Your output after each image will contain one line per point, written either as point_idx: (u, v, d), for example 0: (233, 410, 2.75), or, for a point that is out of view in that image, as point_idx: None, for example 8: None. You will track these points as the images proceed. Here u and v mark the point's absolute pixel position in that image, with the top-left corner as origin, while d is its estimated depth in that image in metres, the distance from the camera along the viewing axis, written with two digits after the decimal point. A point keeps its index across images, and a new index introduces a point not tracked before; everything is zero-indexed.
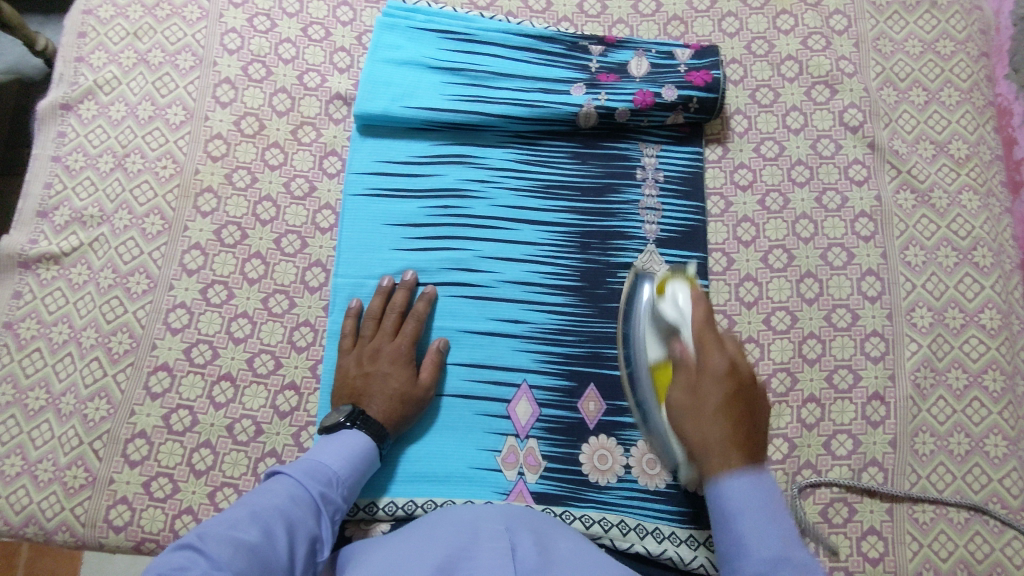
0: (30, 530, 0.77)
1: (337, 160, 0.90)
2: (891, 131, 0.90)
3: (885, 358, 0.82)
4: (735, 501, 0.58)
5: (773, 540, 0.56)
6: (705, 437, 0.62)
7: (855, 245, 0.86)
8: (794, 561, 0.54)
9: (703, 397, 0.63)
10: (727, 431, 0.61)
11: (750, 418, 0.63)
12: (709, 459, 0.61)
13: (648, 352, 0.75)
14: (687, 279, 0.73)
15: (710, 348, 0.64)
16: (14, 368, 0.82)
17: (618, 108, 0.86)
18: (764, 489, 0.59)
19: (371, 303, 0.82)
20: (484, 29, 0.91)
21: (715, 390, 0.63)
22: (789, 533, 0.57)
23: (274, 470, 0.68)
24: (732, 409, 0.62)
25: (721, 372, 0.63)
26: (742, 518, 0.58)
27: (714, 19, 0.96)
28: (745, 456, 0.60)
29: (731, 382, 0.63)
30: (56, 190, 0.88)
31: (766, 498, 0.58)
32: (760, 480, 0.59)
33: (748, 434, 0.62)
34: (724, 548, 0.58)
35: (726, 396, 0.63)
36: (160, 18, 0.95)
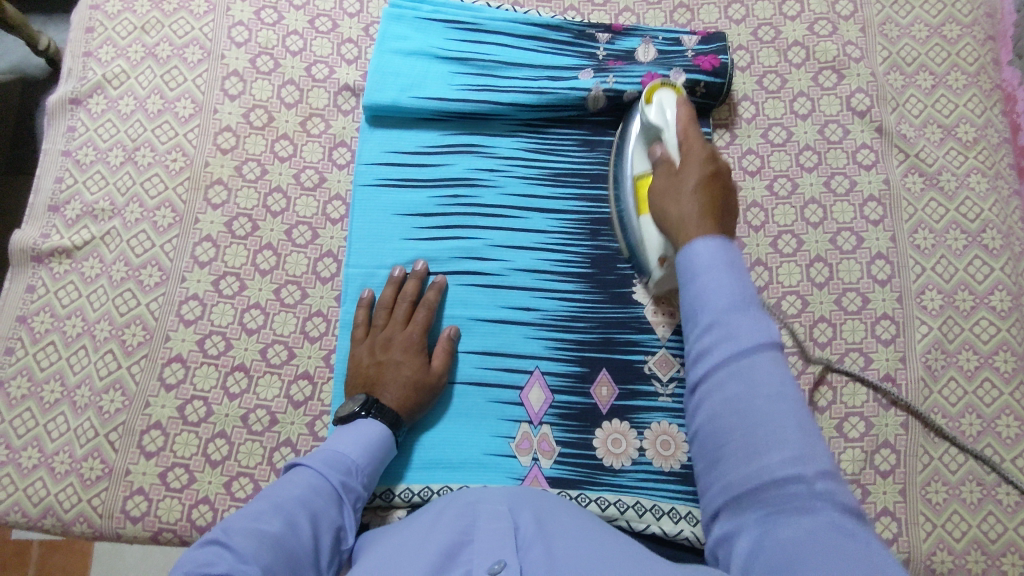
0: (48, 521, 0.77)
1: (346, 151, 0.91)
2: (899, 116, 0.90)
3: (896, 341, 0.82)
4: (704, 258, 0.64)
5: (733, 293, 0.61)
6: (681, 212, 0.70)
7: (865, 229, 0.86)
8: (748, 313, 0.60)
9: (685, 175, 0.73)
10: (704, 203, 0.70)
11: (726, 200, 0.71)
12: (681, 226, 0.69)
13: (633, 164, 0.81)
14: (675, 92, 0.82)
15: (694, 142, 0.75)
16: (29, 362, 0.82)
17: (628, 90, 0.86)
18: (727, 250, 0.64)
19: (383, 293, 0.83)
20: (491, 18, 0.91)
21: (694, 174, 0.73)
22: (748, 289, 0.62)
23: (292, 461, 0.68)
24: (707, 189, 0.71)
25: (702, 157, 0.74)
26: (703, 274, 0.63)
27: (720, 6, 0.96)
28: (717, 224, 0.68)
29: (706, 158, 0.74)
30: (67, 184, 0.88)
31: (731, 259, 0.63)
32: (725, 244, 0.64)
33: (718, 205, 0.70)
34: (686, 301, 0.64)
35: (704, 177, 0.72)
36: (167, 12, 0.95)
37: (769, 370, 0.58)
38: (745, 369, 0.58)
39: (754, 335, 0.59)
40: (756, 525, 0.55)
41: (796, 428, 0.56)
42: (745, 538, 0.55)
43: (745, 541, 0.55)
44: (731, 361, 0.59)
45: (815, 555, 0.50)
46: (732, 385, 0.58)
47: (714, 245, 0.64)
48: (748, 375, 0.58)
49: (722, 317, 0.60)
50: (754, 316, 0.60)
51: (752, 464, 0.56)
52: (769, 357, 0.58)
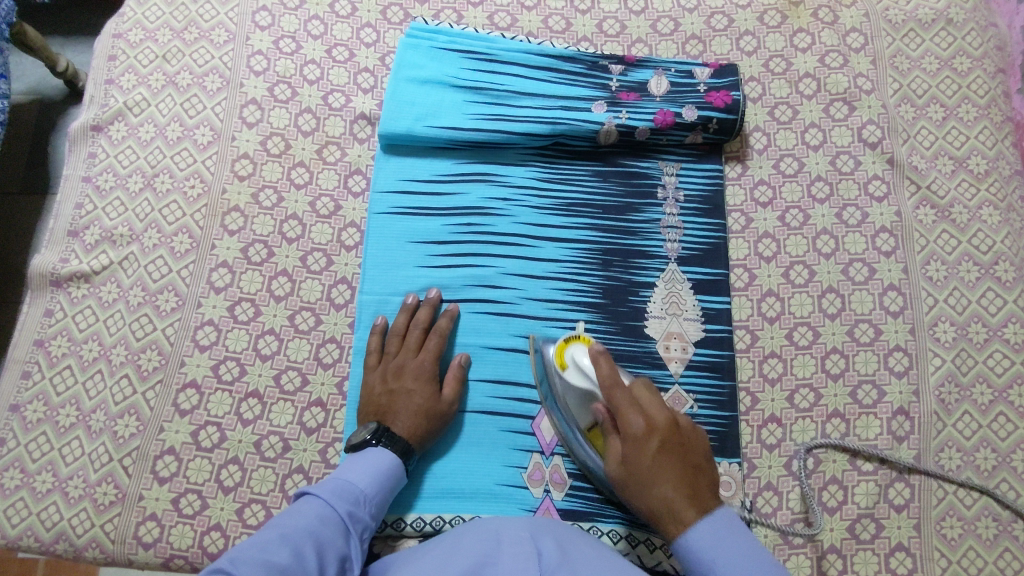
0: (60, 546, 0.78)
1: (362, 179, 0.92)
2: (910, 147, 0.91)
3: (909, 373, 0.82)
4: (700, 545, 0.63)
5: (751, 563, 0.61)
6: (661, 501, 0.66)
7: (876, 260, 0.87)
8: None
9: (639, 462, 0.67)
10: (675, 494, 0.65)
11: (694, 469, 0.68)
12: (666, 519, 0.66)
13: (576, 419, 0.75)
14: (584, 342, 0.77)
15: (629, 416, 0.69)
16: (45, 385, 0.83)
17: (639, 127, 0.88)
18: (723, 524, 0.64)
19: (396, 319, 0.83)
20: (506, 49, 0.93)
21: (658, 466, 0.66)
22: (758, 556, 0.61)
23: (302, 490, 0.69)
24: (671, 462, 0.67)
25: (642, 433, 0.68)
26: (716, 559, 0.62)
27: (732, 38, 0.98)
28: (692, 487, 0.66)
29: (661, 435, 0.67)
30: (86, 210, 0.89)
31: (726, 530, 0.63)
32: (716, 518, 0.64)
33: (690, 474, 0.67)
34: None
35: (660, 448, 0.67)
36: (188, 41, 0.97)
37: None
38: None
39: None
40: None
41: None
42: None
43: None
44: None
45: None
46: None
47: (717, 529, 0.63)
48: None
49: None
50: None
51: None
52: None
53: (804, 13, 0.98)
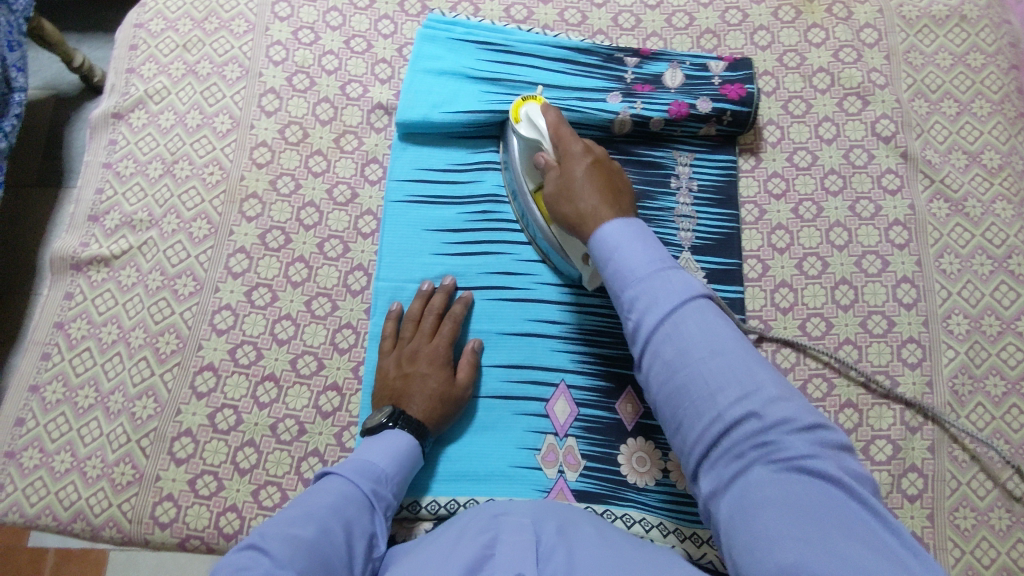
0: (77, 525, 0.78)
1: (378, 167, 0.93)
2: (923, 142, 0.92)
3: (922, 365, 0.82)
4: (615, 238, 0.65)
5: (653, 257, 0.63)
6: (584, 205, 0.71)
7: (890, 253, 0.87)
8: (665, 275, 0.62)
9: (572, 174, 0.73)
10: (599, 200, 0.71)
11: (617, 193, 0.73)
12: (588, 219, 0.70)
13: (524, 177, 0.83)
14: (539, 100, 0.83)
15: (568, 140, 0.76)
16: (64, 367, 0.84)
17: (654, 117, 0.89)
18: (638, 227, 0.66)
19: (411, 305, 0.84)
20: (523, 41, 0.94)
21: (586, 179, 0.72)
22: (665, 256, 0.64)
23: (325, 469, 0.69)
24: (597, 181, 0.73)
25: (580, 151, 0.75)
26: (623, 249, 0.64)
27: (746, 33, 0.98)
28: (616, 203, 0.71)
29: (593, 157, 0.75)
30: (107, 195, 0.91)
31: (640, 234, 0.65)
32: (631, 225, 0.66)
33: (613, 192, 0.72)
34: (609, 276, 0.65)
35: (589, 167, 0.74)
36: (208, 31, 0.98)
37: (715, 319, 0.59)
38: (676, 321, 0.59)
39: (669, 276, 0.62)
40: (728, 482, 0.54)
41: (747, 372, 0.57)
42: (723, 500, 0.54)
43: (724, 504, 0.54)
44: (663, 321, 0.60)
45: (788, 512, 0.50)
46: (684, 332, 0.59)
47: (630, 226, 0.66)
48: (689, 317, 0.59)
49: (643, 275, 0.62)
50: (674, 274, 0.62)
51: (706, 410, 0.56)
52: (687, 296, 0.60)
53: (818, 9, 0.99)
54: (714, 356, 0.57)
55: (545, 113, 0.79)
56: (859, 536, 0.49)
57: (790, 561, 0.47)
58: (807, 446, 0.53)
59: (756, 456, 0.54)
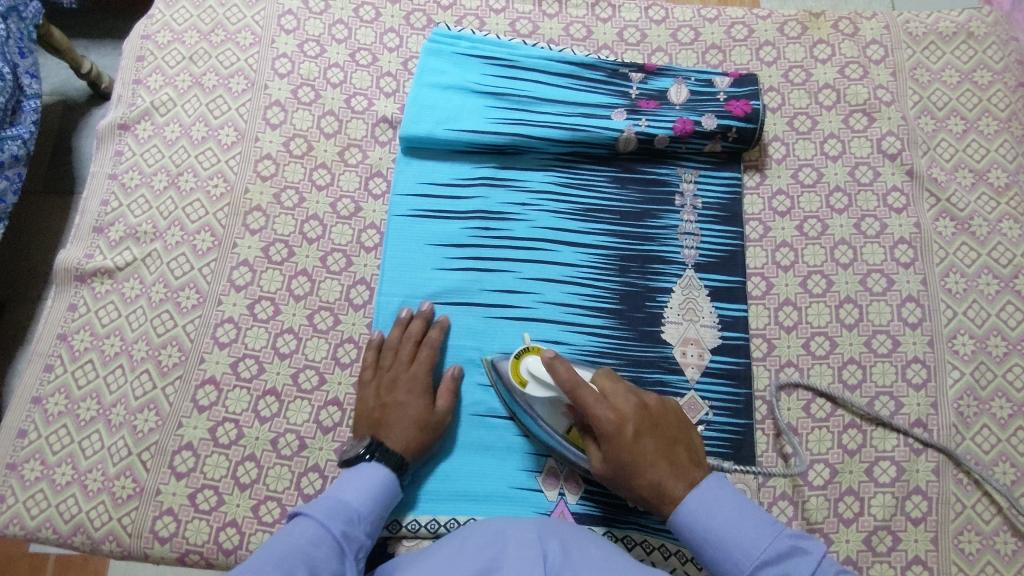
0: (78, 539, 0.78)
1: (382, 181, 0.93)
2: (930, 159, 0.91)
3: (927, 385, 0.82)
4: (710, 522, 0.64)
5: (758, 532, 0.63)
6: (651, 480, 0.68)
7: (895, 272, 0.86)
8: (780, 545, 0.62)
9: (629, 462, 0.68)
10: (671, 476, 0.68)
11: (673, 446, 0.69)
12: (665, 499, 0.67)
13: (546, 420, 0.77)
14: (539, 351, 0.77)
15: (601, 411, 0.68)
16: (67, 379, 0.84)
17: (658, 135, 0.88)
18: (719, 490, 0.66)
19: (390, 333, 0.83)
20: (528, 56, 0.94)
21: (646, 454, 0.68)
22: (762, 515, 0.65)
23: (293, 511, 0.66)
24: (657, 447, 0.69)
25: (618, 422, 0.68)
26: (719, 526, 0.64)
27: (752, 48, 0.98)
28: (686, 464, 0.69)
29: (635, 423, 0.68)
30: (112, 207, 0.91)
31: (732, 506, 0.65)
32: (709, 490, 0.66)
33: (671, 450, 0.69)
34: (715, 557, 0.64)
35: (643, 432, 0.69)
36: (214, 43, 0.98)
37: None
38: None
39: (795, 561, 0.61)
40: None
41: None
42: None
43: None
44: None
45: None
46: None
47: (714, 496, 0.66)
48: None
49: (758, 560, 0.61)
50: (787, 542, 0.62)
51: None
52: (814, 569, 0.60)
53: (825, 24, 0.98)
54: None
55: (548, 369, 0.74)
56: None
57: None
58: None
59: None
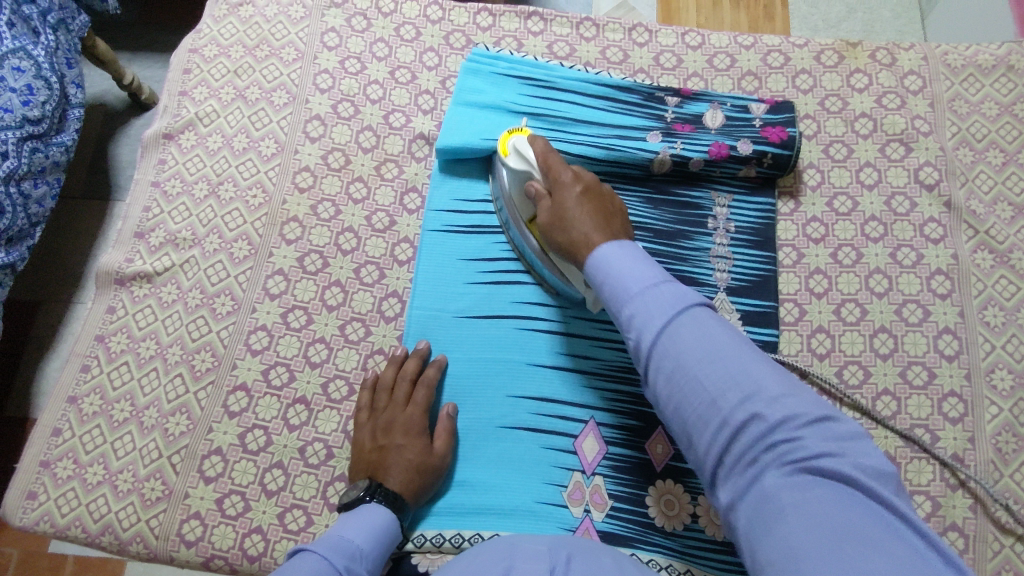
0: (105, 538, 0.79)
1: (417, 197, 0.94)
2: (968, 191, 0.90)
3: (964, 420, 0.80)
4: (610, 265, 0.66)
5: (649, 277, 0.63)
6: (579, 234, 0.72)
7: (931, 303, 0.85)
8: (661, 294, 0.61)
9: (567, 207, 0.74)
10: (596, 224, 0.72)
11: (612, 218, 0.74)
12: (582, 246, 0.71)
13: (514, 203, 0.84)
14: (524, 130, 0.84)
15: (552, 158, 0.78)
16: (102, 380, 0.85)
17: (693, 158, 0.89)
18: (631, 248, 0.68)
19: (385, 373, 0.82)
20: (564, 77, 0.95)
21: (579, 206, 0.74)
22: (660, 273, 0.64)
23: (297, 548, 0.65)
24: (592, 208, 0.73)
25: (570, 180, 0.76)
26: (616, 272, 0.65)
27: (788, 76, 0.98)
28: (614, 230, 0.72)
29: (584, 184, 0.76)
30: (153, 213, 0.93)
31: (637, 258, 0.66)
32: (624, 245, 0.68)
33: (606, 218, 0.73)
34: (609, 299, 0.65)
35: (584, 197, 0.75)
36: (259, 58, 1.01)
37: (711, 328, 0.58)
38: (670, 335, 0.59)
39: (665, 303, 0.60)
40: (741, 481, 0.53)
41: (747, 372, 0.56)
42: (738, 507, 0.53)
43: (733, 490, 0.53)
44: (662, 326, 0.59)
45: (797, 494, 0.49)
46: (685, 344, 0.58)
47: (623, 250, 0.67)
48: (689, 326, 0.59)
49: (641, 292, 0.62)
50: (670, 290, 0.61)
51: (714, 421, 0.55)
52: (683, 308, 0.60)
53: (862, 54, 0.98)
54: (719, 358, 0.56)
55: (533, 144, 0.80)
56: (865, 538, 0.46)
57: (793, 544, 0.46)
58: (817, 443, 0.51)
59: (768, 463, 0.52)
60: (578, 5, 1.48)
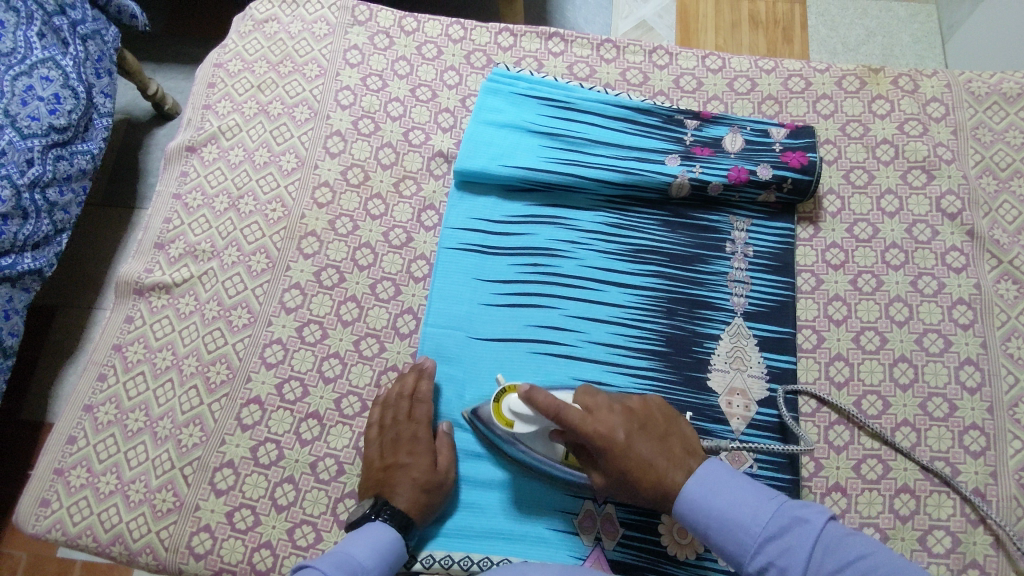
0: (115, 549, 0.79)
1: (434, 214, 0.94)
2: (991, 221, 0.89)
3: (986, 454, 0.79)
4: (714, 505, 0.67)
5: (759, 510, 0.65)
6: (667, 482, 0.70)
7: (953, 333, 0.84)
8: (778, 527, 0.64)
9: (636, 452, 0.70)
10: (667, 461, 0.71)
11: (669, 439, 0.72)
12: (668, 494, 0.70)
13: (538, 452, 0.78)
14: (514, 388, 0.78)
15: (593, 426, 0.70)
16: (119, 389, 0.86)
17: (712, 182, 0.88)
18: (715, 474, 0.69)
19: (390, 389, 0.82)
20: (584, 99, 0.95)
21: (642, 451, 0.70)
22: (763, 496, 0.66)
23: (301, 564, 0.67)
24: (652, 439, 0.72)
25: (619, 431, 0.71)
26: (723, 509, 0.66)
27: (809, 101, 0.98)
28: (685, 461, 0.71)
29: (630, 421, 0.72)
30: (174, 225, 0.94)
31: (727, 481, 0.68)
32: (710, 477, 0.69)
33: (666, 442, 0.72)
34: (726, 547, 0.66)
35: (640, 432, 0.72)
36: (282, 74, 1.02)
37: (841, 546, 0.62)
38: (811, 569, 0.62)
39: (788, 533, 0.64)
40: None
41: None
42: None
43: None
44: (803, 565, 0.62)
45: None
46: (824, 572, 0.61)
47: (709, 478, 0.69)
48: (820, 559, 0.62)
49: (754, 529, 0.64)
50: (784, 517, 0.64)
51: None
52: (809, 539, 0.62)
53: (884, 80, 0.98)
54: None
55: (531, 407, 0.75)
56: None
57: None
58: None
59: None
60: (598, 24, 1.49)
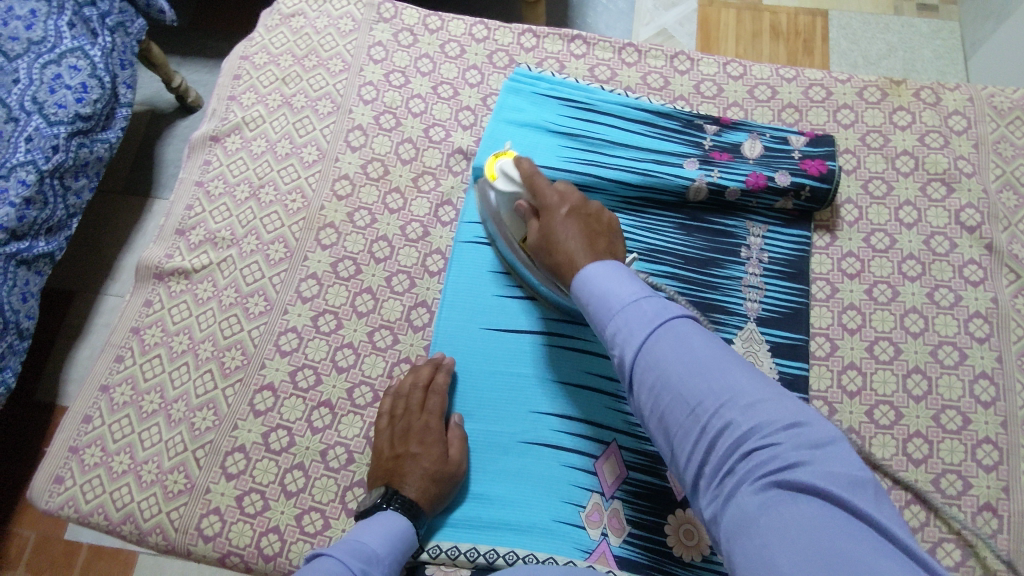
0: (126, 527, 0.80)
1: (451, 210, 0.95)
2: (1011, 235, 0.89)
3: (999, 469, 0.78)
4: (596, 279, 0.67)
5: (635, 293, 0.64)
6: (565, 256, 0.73)
7: (969, 346, 0.84)
8: (642, 309, 0.62)
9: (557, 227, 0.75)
10: (583, 242, 0.73)
11: (600, 236, 0.74)
12: (568, 265, 0.72)
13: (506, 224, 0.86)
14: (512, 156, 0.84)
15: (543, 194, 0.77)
16: (135, 370, 0.87)
17: (730, 186, 0.89)
18: (621, 266, 0.68)
19: (403, 380, 0.82)
20: (604, 100, 0.96)
21: (566, 225, 0.74)
22: (645, 290, 0.65)
23: (315, 552, 0.67)
24: (583, 223, 0.75)
25: (555, 203, 0.76)
26: (603, 289, 0.66)
27: (830, 110, 0.98)
28: (600, 251, 0.72)
29: (572, 203, 0.76)
30: (195, 212, 0.96)
31: (626, 273, 0.67)
32: (614, 264, 0.68)
33: (592, 235, 0.74)
34: (593, 318, 0.66)
35: (573, 214, 0.75)
36: (307, 68, 1.04)
37: (694, 343, 0.60)
38: (652, 351, 0.60)
39: (646, 316, 0.62)
40: (725, 493, 0.53)
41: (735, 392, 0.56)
42: (716, 518, 0.53)
43: (721, 504, 0.53)
44: (646, 345, 0.61)
45: (770, 506, 0.49)
46: (668, 361, 0.59)
47: (607, 266, 0.68)
48: (667, 348, 0.60)
49: (621, 311, 0.63)
50: (653, 306, 0.63)
51: (702, 439, 0.56)
52: (663, 327, 0.61)
53: (906, 92, 0.98)
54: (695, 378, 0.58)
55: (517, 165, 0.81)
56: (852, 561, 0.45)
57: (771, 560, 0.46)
58: (790, 452, 0.52)
59: (740, 469, 0.53)
60: (619, 30, 1.49)
